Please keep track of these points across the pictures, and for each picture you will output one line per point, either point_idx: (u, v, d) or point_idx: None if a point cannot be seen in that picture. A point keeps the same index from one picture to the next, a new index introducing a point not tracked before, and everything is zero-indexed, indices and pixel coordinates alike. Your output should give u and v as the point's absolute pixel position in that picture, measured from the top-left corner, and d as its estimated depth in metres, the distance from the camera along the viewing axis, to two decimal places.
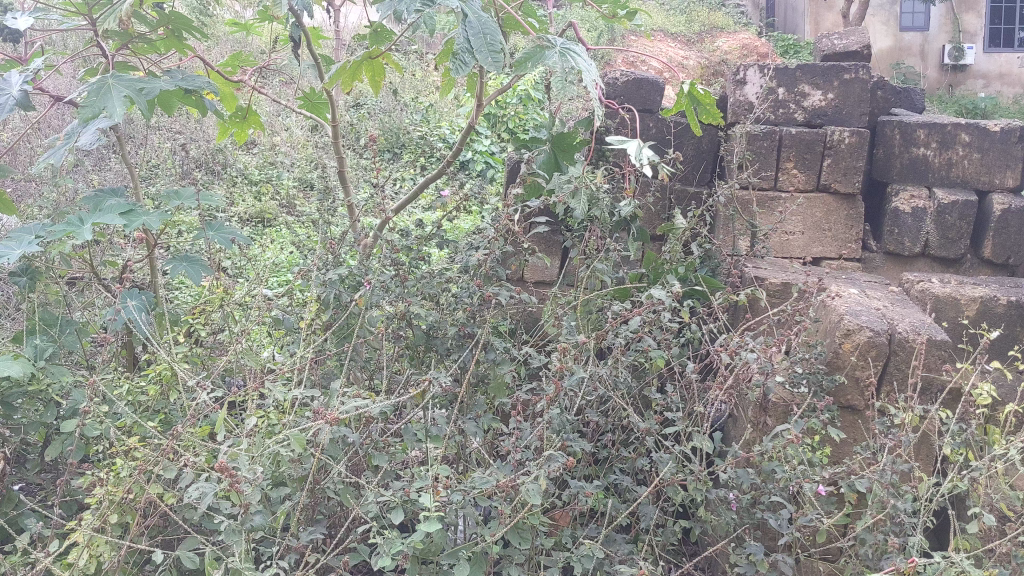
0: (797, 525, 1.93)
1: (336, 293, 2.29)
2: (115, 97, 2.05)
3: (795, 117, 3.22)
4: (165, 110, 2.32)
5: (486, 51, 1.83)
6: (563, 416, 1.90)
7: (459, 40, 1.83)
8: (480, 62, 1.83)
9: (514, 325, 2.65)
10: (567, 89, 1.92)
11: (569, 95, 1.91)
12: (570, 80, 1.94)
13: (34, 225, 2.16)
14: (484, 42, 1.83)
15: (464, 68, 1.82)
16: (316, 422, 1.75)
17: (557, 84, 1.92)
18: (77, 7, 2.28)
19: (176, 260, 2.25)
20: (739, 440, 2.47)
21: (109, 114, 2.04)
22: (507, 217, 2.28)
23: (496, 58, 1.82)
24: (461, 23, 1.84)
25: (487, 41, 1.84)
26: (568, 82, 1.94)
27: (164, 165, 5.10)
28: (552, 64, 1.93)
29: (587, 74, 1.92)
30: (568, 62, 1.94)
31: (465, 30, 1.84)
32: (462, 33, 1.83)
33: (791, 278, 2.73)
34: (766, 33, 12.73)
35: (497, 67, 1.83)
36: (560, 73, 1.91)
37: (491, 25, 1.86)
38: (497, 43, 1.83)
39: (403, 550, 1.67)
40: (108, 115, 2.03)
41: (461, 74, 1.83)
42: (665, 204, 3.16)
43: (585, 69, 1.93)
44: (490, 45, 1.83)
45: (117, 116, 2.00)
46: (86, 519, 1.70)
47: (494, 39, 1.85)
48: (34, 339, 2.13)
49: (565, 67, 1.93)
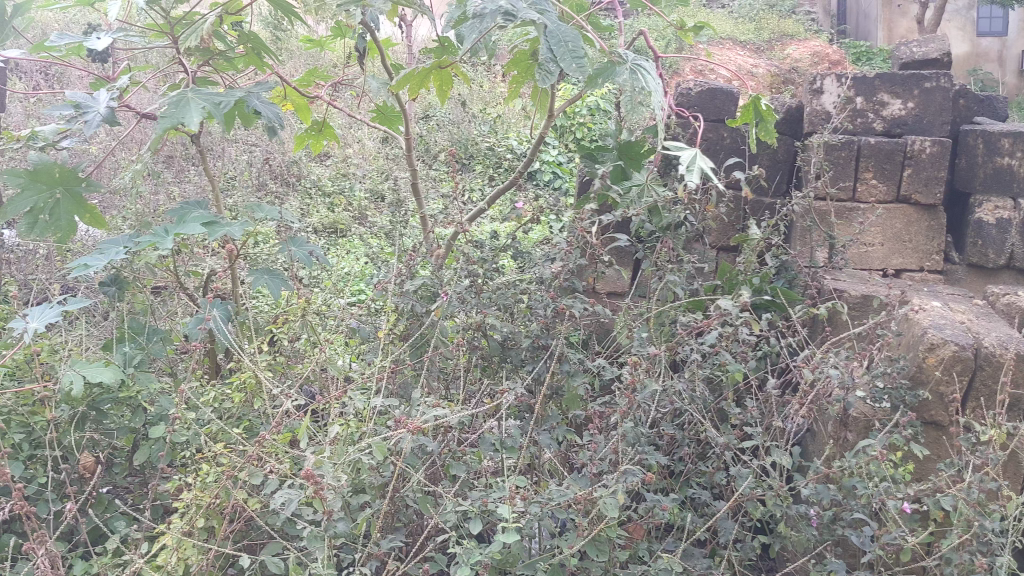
0: (880, 543, 1.89)
1: (411, 304, 2.34)
2: (193, 109, 2.16)
3: (873, 126, 3.13)
4: (231, 127, 2.45)
5: (570, 58, 1.96)
6: (638, 430, 1.91)
7: (542, 49, 1.96)
8: (567, 70, 1.95)
9: (588, 335, 2.63)
10: (635, 108, 2.08)
11: (637, 114, 2.08)
12: (640, 98, 2.09)
13: (121, 237, 2.24)
14: (565, 49, 1.96)
15: (550, 78, 1.96)
16: (398, 430, 1.78)
17: (627, 102, 2.07)
18: (160, 27, 2.34)
19: (258, 272, 2.36)
20: (819, 456, 2.43)
21: (185, 124, 2.14)
22: (582, 230, 2.31)
23: (580, 63, 1.94)
24: (542, 34, 1.96)
25: (569, 49, 1.96)
26: (636, 101, 2.09)
27: (241, 177, 5.17)
28: (622, 83, 2.08)
29: (655, 95, 2.08)
30: (640, 80, 2.09)
31: (547, 39, 1.96)
32: (544, 43, 1.96)
33: (872, 290, 2.65)
34: (838, 40, 12.50)
35: (581, 72, 1.95)
36: (630, 91, 2.06)
37: (569, 32, 1.98)
38: (580, 50, 1.96)
39: (483, 560, 1.68)
40: (185, 125, 2.12)
41: (547, 83, 1.97)
42: (739, 215, 3.13)
43: (655, 89, 2.09)
44: (573, 52, 1.96)
45: (192, 124, 2.10)
46: (175, 523, 1.74)
47: (577, 45, 1.97)
48: (123, 347, 2.21)
49: (635, 85, 2.08)
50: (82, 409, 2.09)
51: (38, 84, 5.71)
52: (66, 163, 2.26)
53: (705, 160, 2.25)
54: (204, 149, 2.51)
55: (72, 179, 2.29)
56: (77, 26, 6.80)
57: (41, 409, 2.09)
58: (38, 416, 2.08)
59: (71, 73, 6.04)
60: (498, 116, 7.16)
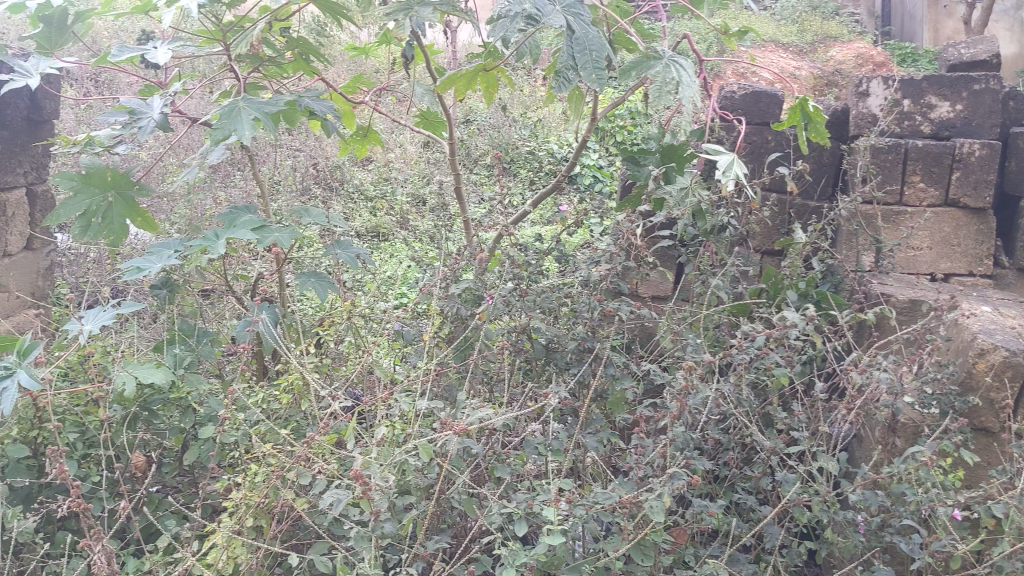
0: (930, 550, 1.87)
1: (456, 308, 2.36)
2: (244, 120, 2.20)
3: (921, 129, 3.07)
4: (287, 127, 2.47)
5: (591, 68, 1.99)
6: (686, 433, 1.90)
7: (565, 56, 1.98)
8: (584, 78, 1.99)
9: (632, 339, 2.63)
10: (662, 97, 2.08)
11: (664, 103, 2.07)
12: (669, 90, 2.09)
13: (173, 241, 2.28)
14: (588, 59, 1.99)
15: (567, 85, 1.99)
16: (445, 432, 1.79)
17: (655, 90, 2.08)
18: (213, 34, 2.38)
19: (306, 276, 2.40)
20: (867, 462, 2.40)
21: (238, 136, 2.19)
22: (629, 232, 2.31)
23: (599, 75, 1.98)
24: (566, 40, 1.99)
25: (591, 58, 2.00)
26: (664, 91, 2.09)
27: (285, 181, 5.21)
28: (654, 75, 2.10)
29: (686, 87, 2.08)
30: (672, 74, 2.11)
31: (569, 45, 1.99)
32: (568, 49, 1.98)
33: (920, 295, 2.59)
34: (883, 41, 12.34)
35: (599, 83, 1.99)
36: (659, 80, 2.08)
37: (595, 41, 2.01)
38: (602, 61, 1.99)
39: (528, 562, 1.68)
40: (238, 137, 2.17)
41: (564, 90, 1.99)
42: (784, 219, 3.10)
43: (686, 83, 2.10)
44: (595, 63, 1.99)
45: (246, 138, 2.14)
46: (226, 521, 1.77)
47: (600, 56, 2.00)
48: (174, 348, 2.26)
49: (667, 76, 2.10)
50: (134, 409, 2.13)
51: (87, 90, 5.80)
52: (118, 166, 2.31)
53: (742, 165, 2.25)
54: (253, 156, 2.58)
55: (124, 183, 2.34)
56: (125, 34, 6.91)
57: (94, 409, 2.14)
58: (91, 415, 2.12)
59: (119, 80, 6.14)
60: (539, 119, 7.16)
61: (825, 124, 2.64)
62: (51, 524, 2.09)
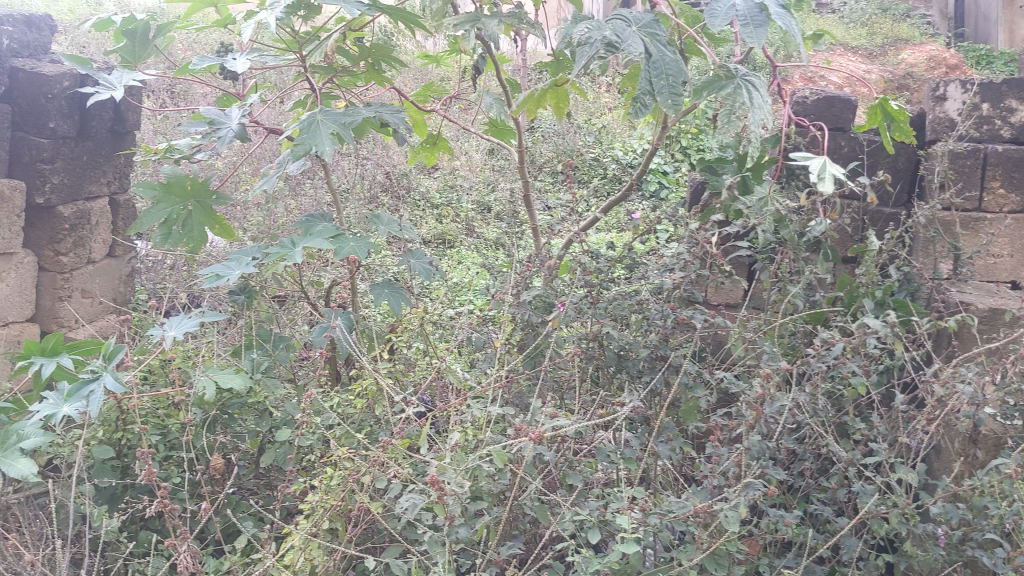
0: (1014, 565, 1.83)
1: (528, 315, 2.37)
2: (323, 134, 2.24)
3: (1001, 133, 2.94)
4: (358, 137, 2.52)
5: (668, 92, 2.02)
6: (761, 442, 1.88)
7: (643, 81, 2.01)
8: (660, 103, 2.02)
9: (704, 347, 2.61)
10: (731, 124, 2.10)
11: (733, 129, 2.10)
12: (738, 114, 2.12)
13: (251, 248, 2.33)
14: (666, 83, 2.02)
15: (645, 109, 2.00)
16: (520, 439, 1.80)
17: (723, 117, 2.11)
18: (287, 43, 2.43)
19: (379, 285, 2.43)
20: (947, 473, 2.35)
21: (317, 150, 2.23)
22: (702, 240, 2.30)
23: (675, 99, 2.00)
24: (645, 64, 2.02)
25: (668, 82, 2.02)
26: (735, 115, 2.13)
27: (354, 189, 5.29)
28: (726, 97, 2.11)
29: (755, 113, 2.09)
30: (742, 98, 2.11)
31: (647, 70, 2.02)
32: (645, 74, 2.02)
33: (1001, 304, 2.53)
34: (955, 42, 12.07)
35: (676, 106, 2.01)
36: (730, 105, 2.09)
37: (672, 65, 2.03)
38: (679, 85, 2.01)
39: (602, 570, 1.68)
40: (317, 151, 2.22)
41: (640, 114, 2.00)
42: (859, 225, 3.04)
43: (757, 106, 2.10)
44: (672, 87, 2.01)
45: (325, 153, 2.19)
46: (303, 523, 1.80)
47: (678, 80, 2.03)
48: (251, 353, 2.31)
49: (738, 101, 2.11)
50: (214, 412, 2.19)
51: (163, 102, 5.96)
52: (197, 175, 2.36)
53: (834, 167, 2.21)
54: (327, 164, 2.62)
55: (203, 191, 2.38)
56: (199, 47, 7.08)
57: (176, 412, 2.19)
58: (173, 418, 2.18)
59: (194, 91, 6.29)
60: (604, 126, 7.15)
61: (911, 123, 2.61)
62: (135, 524, 2.15)
